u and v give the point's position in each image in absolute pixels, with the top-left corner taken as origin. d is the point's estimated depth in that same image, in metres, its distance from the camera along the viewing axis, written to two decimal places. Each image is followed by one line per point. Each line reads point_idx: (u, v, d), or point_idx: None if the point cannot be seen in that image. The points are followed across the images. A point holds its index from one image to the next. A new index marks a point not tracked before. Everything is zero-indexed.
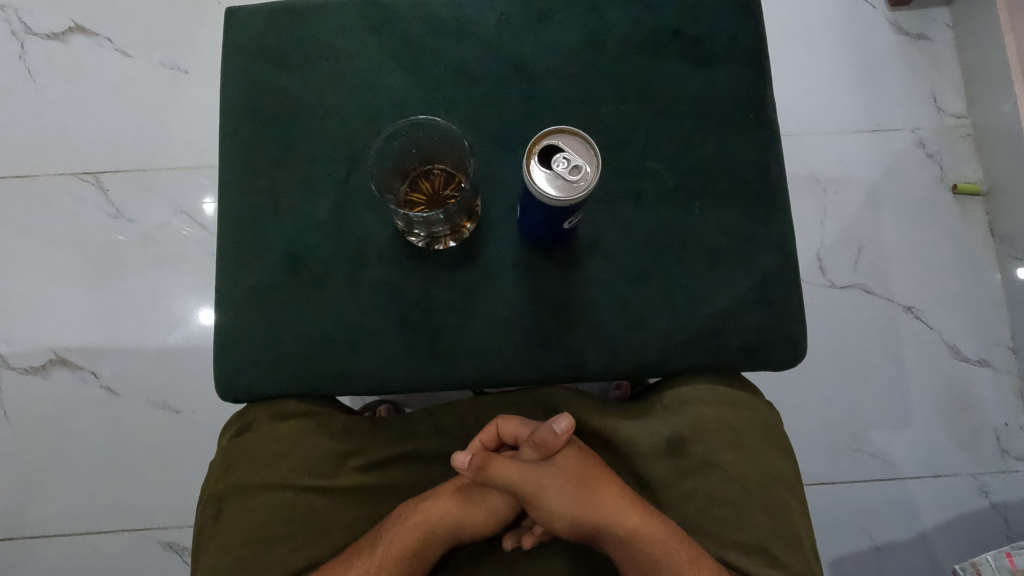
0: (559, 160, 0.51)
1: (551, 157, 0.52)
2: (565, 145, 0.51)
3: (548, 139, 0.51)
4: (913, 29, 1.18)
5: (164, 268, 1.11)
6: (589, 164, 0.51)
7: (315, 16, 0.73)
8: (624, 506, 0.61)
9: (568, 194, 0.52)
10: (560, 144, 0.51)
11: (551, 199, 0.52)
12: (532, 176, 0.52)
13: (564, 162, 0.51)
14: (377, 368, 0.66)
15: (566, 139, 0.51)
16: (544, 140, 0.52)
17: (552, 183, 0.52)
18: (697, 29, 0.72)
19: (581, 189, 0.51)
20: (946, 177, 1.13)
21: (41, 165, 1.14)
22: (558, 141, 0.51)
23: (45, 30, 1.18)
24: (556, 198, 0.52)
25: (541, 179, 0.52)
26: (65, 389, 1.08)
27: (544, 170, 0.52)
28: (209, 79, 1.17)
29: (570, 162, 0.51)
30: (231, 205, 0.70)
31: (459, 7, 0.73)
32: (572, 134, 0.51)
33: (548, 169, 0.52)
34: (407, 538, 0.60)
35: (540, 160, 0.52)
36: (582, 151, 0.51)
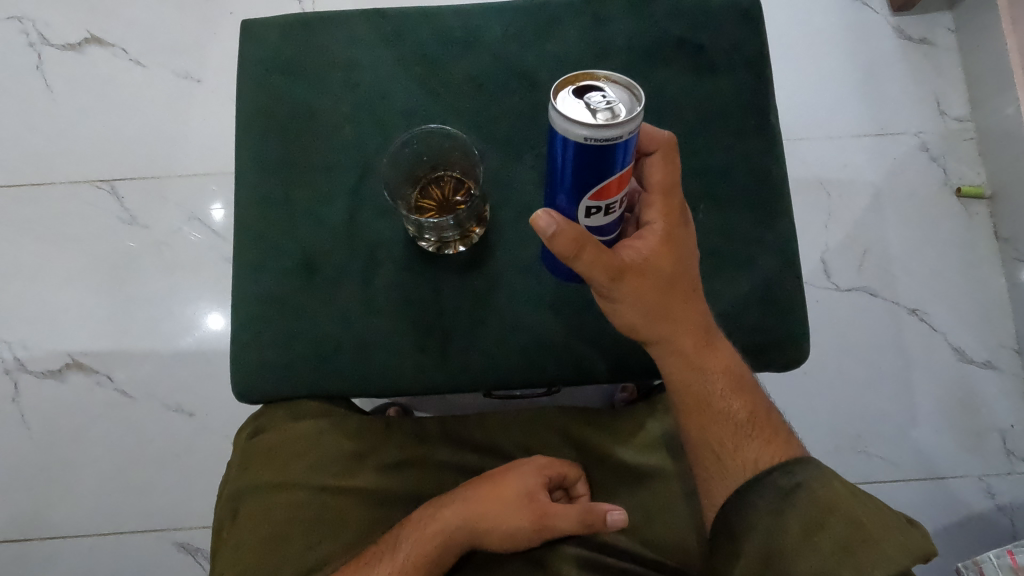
0: (601, 96, 0.44)
1: (588, 93, 0.45)
2: (617, 97, 0.44)
3: (607, 78, 0.45)
4: (916, 34, 1.19)
5: (178, 272, 1.13)
6: (625, 127, 0.44)
7: (329, 27, 0.75)
8: (694, 326, 0.59)
9: (586, 128, 0.44)
10: (612, 92, 0.45)
11: (573, 130, 0.45)
12: (561, 92, 0.45)
13: (602, 103, 0.44)
14: (391, 370, 0.68)
15: (621, 91, 0.45)
16: (600, 79, 0.45)
17: (574, 110, 0.45)
18: (700, 37, 0.74)
19: (608, 130, 0.44)
20: (950, 181, 1.14)
21: (56, 173, 1.17)
22: (611, 88, 0.45)
23: (61, 41, 1.21)
24: (578, 131, 0.44)
25: (569, 99, 0.45)
26: (80, 392, 1.10)
27: (575, 94, 0.45)
28: (221, 87, 1.20)
29: (607, 112, 0.44)
30: (247, 211, 0.71)
31: (468, 17, 0.75)
32: (617, 82, 0.45)
33: (580, 99, 0.45)
34: (429, 546, 0.61)
35: (580, 91, 0.45)
36: (627, 109, 0.44)
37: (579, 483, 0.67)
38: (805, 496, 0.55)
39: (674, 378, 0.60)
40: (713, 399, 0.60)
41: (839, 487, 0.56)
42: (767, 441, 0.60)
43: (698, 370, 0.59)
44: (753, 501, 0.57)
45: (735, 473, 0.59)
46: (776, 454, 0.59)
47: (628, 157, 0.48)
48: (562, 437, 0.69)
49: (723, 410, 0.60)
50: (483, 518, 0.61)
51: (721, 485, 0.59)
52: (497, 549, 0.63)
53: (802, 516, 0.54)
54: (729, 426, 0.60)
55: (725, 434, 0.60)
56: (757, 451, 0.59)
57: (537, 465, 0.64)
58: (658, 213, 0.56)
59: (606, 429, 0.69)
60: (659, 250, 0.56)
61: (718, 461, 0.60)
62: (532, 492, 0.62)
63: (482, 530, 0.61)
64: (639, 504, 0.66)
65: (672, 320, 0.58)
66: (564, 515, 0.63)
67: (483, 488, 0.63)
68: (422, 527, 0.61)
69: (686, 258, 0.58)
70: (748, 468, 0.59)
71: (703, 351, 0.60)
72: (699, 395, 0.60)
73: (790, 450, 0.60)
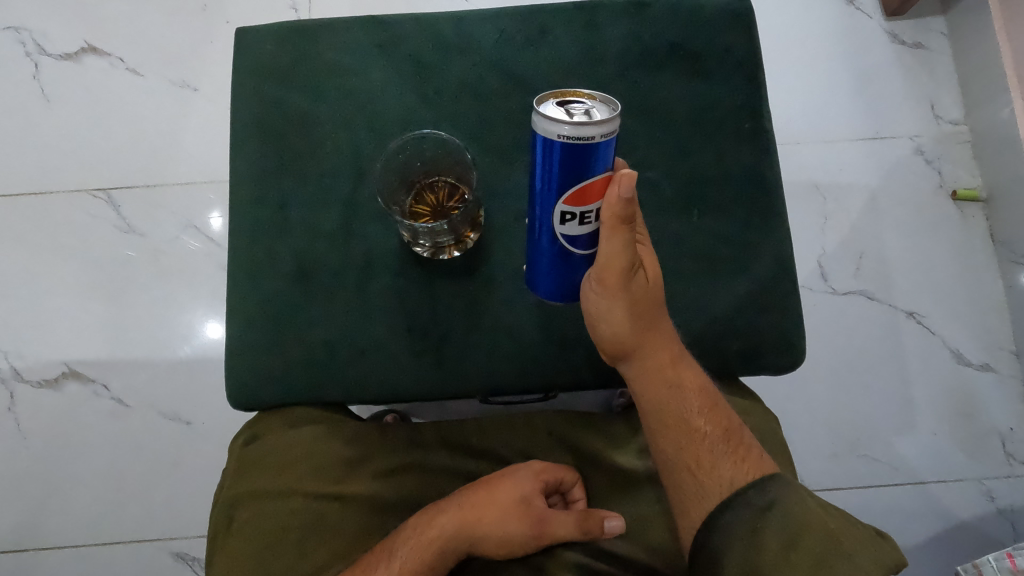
0: (582, 105, 0.46)
1: (570, 102, 0.47)
2: (596, 106, 0.46)
3: (588, 93, 0.47)
4: (909, 38, 1.20)
5: (175, 280, 1.13)
6: (601, 128, 0.46)
7: (323, 34, 0.75)
8: (671, 344, 0.61)
9: (561, 126, 0.46)
10: (592, 103, 0.47)
11: (550, 130, 0.46)
12: (547, 97, 0.48)
13: (581, 110, 0.46)
14: (385, 376, 0.68)
15: (600, 103, 0.47)
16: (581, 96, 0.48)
17: (554, 114, 0.46)
18: (692, 42, 0.74)
19: (582, 132, 0.46)
20: (945, 183, 1.14)
21: (53, 181, 1.17)
22: (590, 101, 0.47)
23: (58, 51, 1.22)
24: (555, 131, 0.46)
25: (550, 106, 0.47)
26: (76, 401, 1.09)
27: (555, 104, 0.47)
28: (218, 95, 1.20)
29: (584, 117, 0.46)
30: (242, 218, 0.71)
31: (461, 23, 0.75)
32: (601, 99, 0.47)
33: (561, 107, 0.47)
34: (425, 552, 0.60)
35: (564, 99, 0.47)
36: (605, 118, 0.46)
37: (576, 488, 0.67)
38: (779, 514, 0.55)
39: (649, 388, 0.60)
40: (689, 415, 0.60)
41: (811, 503, 0.56)
42: (741, 459, 0.59)
43: (676, 382, 0.60)
44: (729, 523, 0.56)
45: (712, 492, 0.58)
46: (752, 471, 0.58)
47: (607, 162, 0.49)
48: (557, 442, 0.69)
49: (698, 428, 0.59)
50: (480, 524, 0.60)
51: (697, 505, 0.58)
52: (494, 556, 0.62)
53: (779, 534, 0.54)
54: (704, 443, 0.59)
55: (701, 451, 0.59)
56: (731, 469, 0.58)
57: (534, 471, 0.64)
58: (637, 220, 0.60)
59: (602, 434, 0.69)
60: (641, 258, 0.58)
61: (693, 480, 0.59)
62: (530, 498, 0.62)
63: (479, 536, 0.61)
64: (634, 511, 0.66)
65: (652, 328, 0.60)
66: (562, 521, 0.62)
67: (478, 494, 0.62)
68: (419, 534, 0.61)
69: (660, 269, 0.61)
70: (724, 486, 0.58)
71: (677, 364, 0.61)
72: (674, 408, 0.60)
73: (764, 467, 0.59)
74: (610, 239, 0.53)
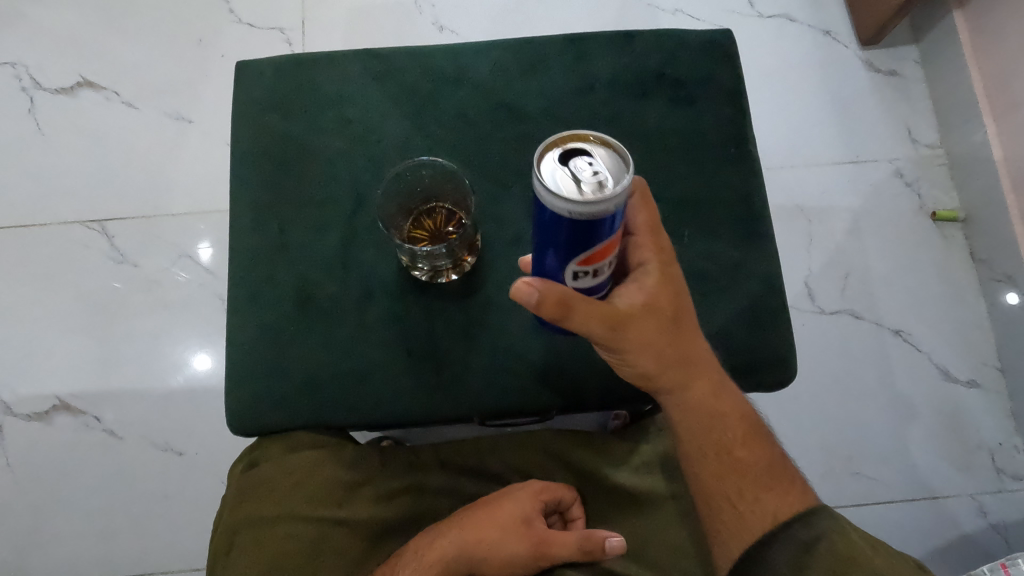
0: (589, 167, 0.44)
1: (575, 163, 0.44)
2: (605, 163, 0.44)
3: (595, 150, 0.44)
4: (884, 66, 1.25)
5: (169, 310, 1.14)
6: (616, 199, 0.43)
7: (322, 67, 0.77)
8: (707, 373, 0.59)
9: (578, 200, 0.43)
10: (601, 159, 0.44)
11: (564, 203, 0.43)
12: (551, 162, 0.44)
13: (589, 173, 0.43)
14: (386, 400, 0.68)
15: (610, 156, 0.44)
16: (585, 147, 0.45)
17: (558, 180, 0.44)
18: (677, 72, 0.77)
19: (600, 201, 0.43)
20: (925, 205, 1.17)
21: (47, 213, 1.17)
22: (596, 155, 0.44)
23: (54, 85, 1.23)
24: (570, 203, 0.43)
25: (553, 165, 0.44)
26: (67, 434, 1.08)
27: (558, 160, 0.44)
28: (214, 126, 1.22)
29: (593, 184, 0.43)
30: (241, 245, 0.73)
31: (456, 56, 0.77)
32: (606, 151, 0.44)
33: (564, 165, 0.44)
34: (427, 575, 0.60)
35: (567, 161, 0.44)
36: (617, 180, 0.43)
37: (575, 506, 0.67)
38: (826, 551, 0.54)
39: (685, 424, 0.60)
40: (731, 445, 0.60)
41: (855, 536, 0.56)
42: (782, 491, 0.59)
43: (713, 414, 0.59)
44: (774, 558, 0.55)
45: (756, 524, 0.57)
46: (797, 504, 0.58)
47: (616, 223, 0.46)
48: (556, 462, 0.70)
49: (739, 458, 0.59)
50: (481, 544, 0.61)
51: (739, 538, 0.57)
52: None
53: (826, 571, 0.53)
54: (747, 475, 0.59)
55: (743, 484, 0.59)
56: (774, 501, 0.58)
57: (533, 490, 0.64)
58: (648, 243, 0.57)
59: (600, 452, 0.69)
60: (656, 286, 0.56)
61: (734, 512, 0.59)
62: (530, 519, 0.62)
63: (481, 556, 0.61)
64: (630, 530, 0.66)
65: (679, 360, 0.58)
66: (562, 541, 0.63)
67: (480, 515, 0.62)
68: (419, 556, 0.60)
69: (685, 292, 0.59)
70: (767, 519, 0.57)
71: (712, 393, 0.60)
72: (715, 440, 0.59)
73: (809, 500, 0.59)
74: (581, 316, 0.52)
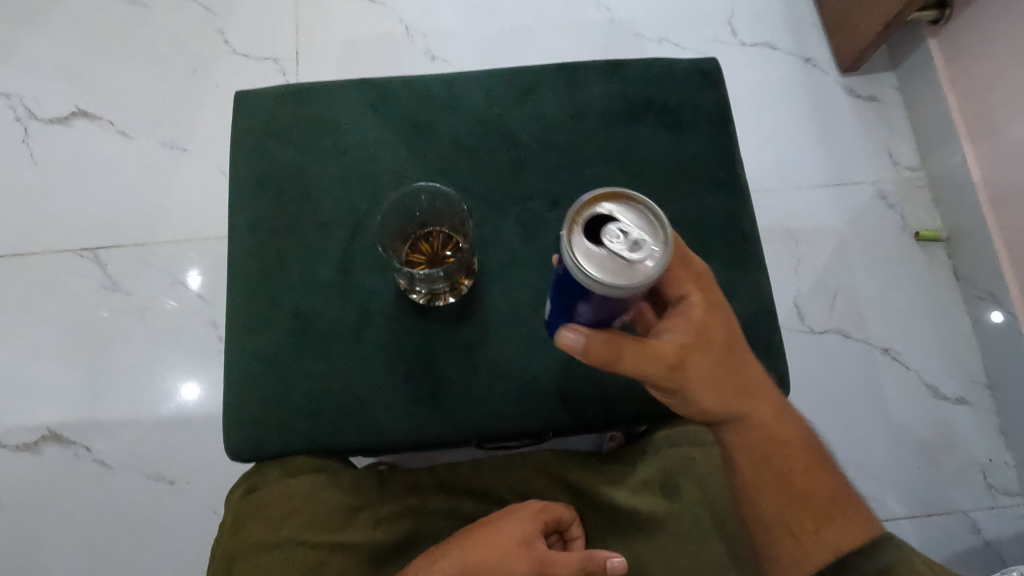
0: (618, 234, 0.44)
1: (607, 239, 0.44)
2: (633, 222, 0.44)
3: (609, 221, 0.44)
4: (864, 92, 1.29)
5: (161, 338, 1.13)
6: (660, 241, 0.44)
7: (319, 96, 0.79)
8: (762, 403, 0.61)
9: (646, 266, 0.43)
10: (627, 220, 0.44)
11: (636, 273, 0.43)
12: (598, 258, 0.44)
13: (623, 238, 0.44)
14: (385, 423, 0.68)
15: (632, 211, 0.45)
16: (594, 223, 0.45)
17: (592, 259, 0.44)
18: (666, 99, 0.79)
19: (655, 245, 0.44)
20: (908, 225, 1.20)
21: (40, 242, 1.17)
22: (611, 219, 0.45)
23: (49, 115, 1.24)
24: (642, 269, 0.44)
25: (581, 244, 0.44)
26: (57, 464, 1.07)
27: (584, 237, 0.45)
28: (207, 154, 1.23)
29: (629, 252, 0.44)
30: (240, 270, 0.73)
31: (451, 84, 0.79)
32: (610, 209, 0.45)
33: (603, 248, 0.44)
34: None
35: (605, 250, 0.44)
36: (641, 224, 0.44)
37: (574, 526, 0.67)
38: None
39: (741, 454, 0.62)
40: (790, 474, 0.61)
41: (922, 566, 0.55)
42: (841, 520, 0.59)
43: (770, 444, 0.61)
44: None
45: (817, 554, 0.58)
46: (861, 532, 0.58)
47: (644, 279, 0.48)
48: (554, 483, 0.70)
49: (799, 486, 0.60)
50: (480, 566, 0.60)
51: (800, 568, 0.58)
52: None
53: None
54: (807, 503, 0.60)
55: (803, 513, 0.60)
56: (835, 531, 0.58)
57: (533, 511, 0.64)
58: (691, 279, 0.58)
59: (598, 473, 0.70)
60: (703, 319, 0.58)
61: (793, 542, 0.59)
62: (529, 540, 0.62)
63: None
64: (628, 551, 0.66)
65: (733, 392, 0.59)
66: (563, 562, 0.62)
67: (479, 536, 0.62)
68: None
69: (732, 323, 0.60)
70: (827, 550, 0.58)
71: (768, 422, 0.61)
72: (772, 469, 0.61)
73: (872, 527, 0.58)
74: (631, 359, 0.55)
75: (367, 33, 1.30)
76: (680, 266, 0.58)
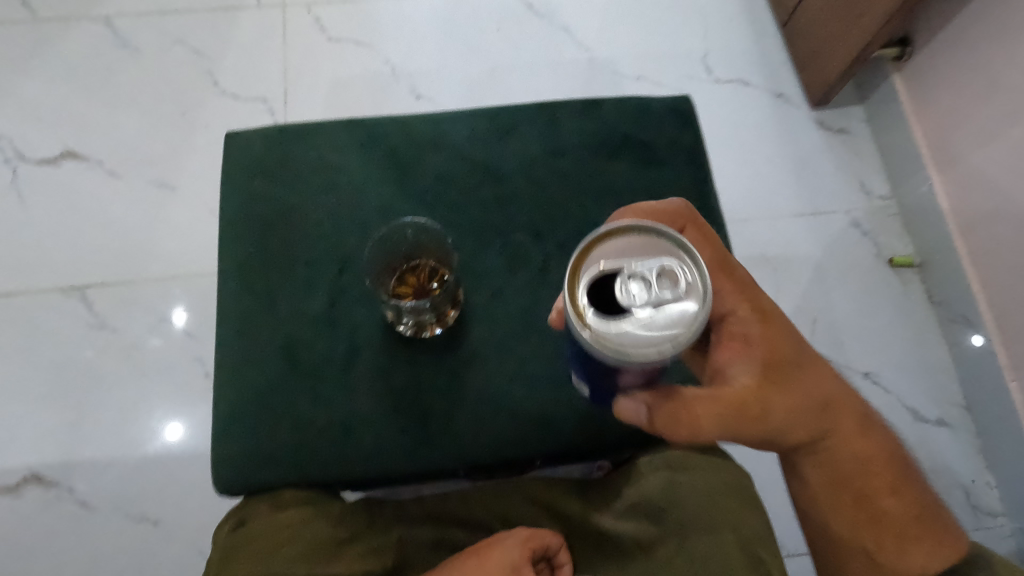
0: (638, 286, 0.41)
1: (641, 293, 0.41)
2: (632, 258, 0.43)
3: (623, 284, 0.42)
4: (835, 125, 1.34)
5: (146, 375, 1.13)
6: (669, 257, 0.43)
7: (307, 135, 0.81)
8: (839, 421, 0.58)
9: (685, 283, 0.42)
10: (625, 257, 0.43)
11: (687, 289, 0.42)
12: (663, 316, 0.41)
13: (648, 284, 0.41)
14: (373, 453, 0.69)
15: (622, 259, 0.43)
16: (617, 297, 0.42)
17: (643, 328, 0.41)
18: (643, 134, 0.83)
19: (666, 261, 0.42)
20: (882, 252, 1.24)
21: (25, 281, 1.18)
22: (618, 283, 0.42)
23: (37, 156, 1.26)
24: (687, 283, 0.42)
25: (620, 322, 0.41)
26: (38, 506, 1.05)
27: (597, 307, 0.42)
28: (196, 193, 1.25)
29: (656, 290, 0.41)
30: (228, 305, 0.74)
31: (435, 123, 0.82)
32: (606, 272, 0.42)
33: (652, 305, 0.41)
34: None
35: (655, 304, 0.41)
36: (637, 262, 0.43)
37: (562, 552, 0.66)
38: None
39: (815, 474, 0.60)
40: (872, 493, 0.59)
41: None
42: (921, 534, 0.58)
43: (845, 463, 0.59)
44: None
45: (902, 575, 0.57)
46: (944, 550, 0.57)
47: None
48: (539, 510, 0.70)
49: (881, 505, 0.58)
50: None
51: None
52: None
53: None
54: (892, 524, 0.58)
55: (887, 534, 0.58)
56: (910, 547, 0.57)
57: (520, 538, 0.63)
58: (744, 300, 0.58)
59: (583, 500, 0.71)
60: (759, 335, 0.56)
61: (872, 561, 0.58)
62: (518, 567, 0.61)
63: None
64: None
65: (806, 416, 0.56)
66: None
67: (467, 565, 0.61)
68: None
69: (796, 334, 0.58)
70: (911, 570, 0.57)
71: (844, 440, 0.59)
72: (851, 489, 0.59)
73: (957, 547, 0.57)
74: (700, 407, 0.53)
75: (354, 74, 1.34)
76: (732, 286, 0.58)
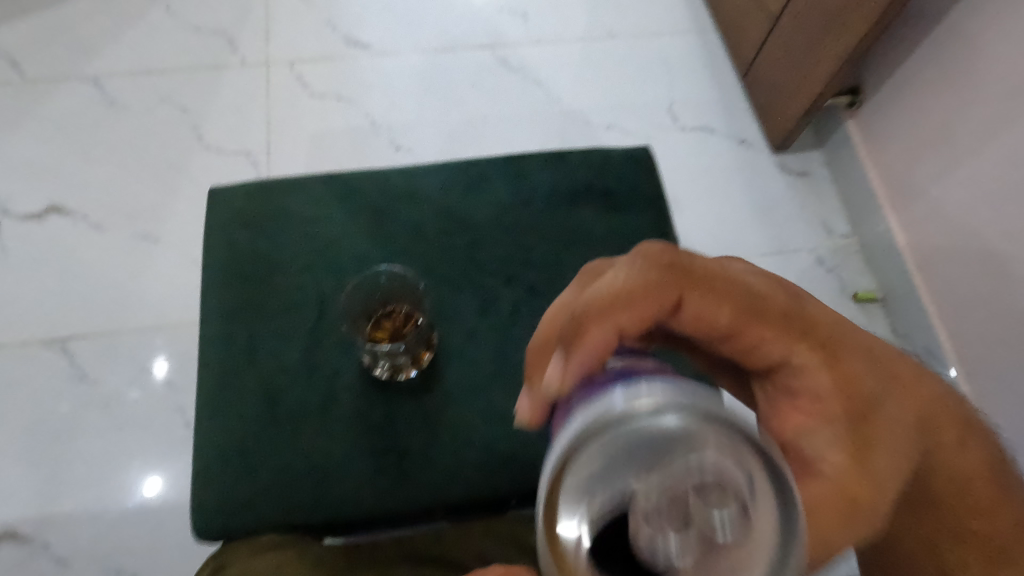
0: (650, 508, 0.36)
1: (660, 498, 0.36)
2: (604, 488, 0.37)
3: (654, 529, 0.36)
4: (796, 168, 1.41)
5: (125, 427, 1.13)
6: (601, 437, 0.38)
7: (289, 190, 0.86)
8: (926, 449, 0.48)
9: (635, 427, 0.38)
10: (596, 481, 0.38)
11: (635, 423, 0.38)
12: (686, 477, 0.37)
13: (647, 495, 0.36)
14: (351, 495, 0.70)
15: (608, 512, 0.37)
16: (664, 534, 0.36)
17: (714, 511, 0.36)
18: (607, 183, 0.87)
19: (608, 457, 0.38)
20: (846, 288, 1.30)
21: (7, 335, 1.19)
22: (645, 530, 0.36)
23: (23, 212, 1.29)
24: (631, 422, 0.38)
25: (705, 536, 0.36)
26: (14, 563, 1.04)
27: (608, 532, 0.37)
28: (180, 244, 1.27)
29: (663, 502, 0.36)
30: (208, 353, 0.76)
31: (410, 177, 0.88)
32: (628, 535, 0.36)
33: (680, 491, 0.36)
34: None
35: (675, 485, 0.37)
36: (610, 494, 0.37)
37: None
38: None
39: (913, 517, 0.49)
40: (981, 524, 0.47)
41: None
42: None
43: (947, 495, 0.48)
44: None
45: None
46: None
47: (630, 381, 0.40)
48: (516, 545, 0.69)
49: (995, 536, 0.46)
50: None
51: None
52: None
53: None
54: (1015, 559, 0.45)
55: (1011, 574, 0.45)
56: None
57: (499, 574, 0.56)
58: (799, 342, 0.49)
59: None
60: (817, 379, 0.49)
61: None
62: None
63: None
64: None
65: (887, 459, 0.48)
66: None
67: None
68: None
69: (857, 351, 0.50)
70: None
71: (941, 460, 0.48)
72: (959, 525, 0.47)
73: None
74: None
75: (336, 127, 1.39)
76: (778, 332, 0.48)
